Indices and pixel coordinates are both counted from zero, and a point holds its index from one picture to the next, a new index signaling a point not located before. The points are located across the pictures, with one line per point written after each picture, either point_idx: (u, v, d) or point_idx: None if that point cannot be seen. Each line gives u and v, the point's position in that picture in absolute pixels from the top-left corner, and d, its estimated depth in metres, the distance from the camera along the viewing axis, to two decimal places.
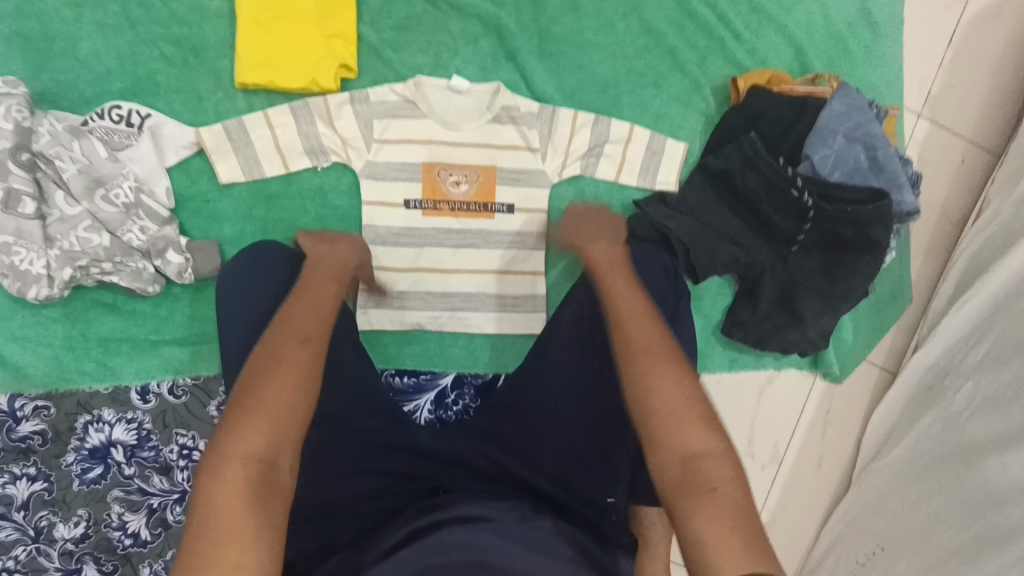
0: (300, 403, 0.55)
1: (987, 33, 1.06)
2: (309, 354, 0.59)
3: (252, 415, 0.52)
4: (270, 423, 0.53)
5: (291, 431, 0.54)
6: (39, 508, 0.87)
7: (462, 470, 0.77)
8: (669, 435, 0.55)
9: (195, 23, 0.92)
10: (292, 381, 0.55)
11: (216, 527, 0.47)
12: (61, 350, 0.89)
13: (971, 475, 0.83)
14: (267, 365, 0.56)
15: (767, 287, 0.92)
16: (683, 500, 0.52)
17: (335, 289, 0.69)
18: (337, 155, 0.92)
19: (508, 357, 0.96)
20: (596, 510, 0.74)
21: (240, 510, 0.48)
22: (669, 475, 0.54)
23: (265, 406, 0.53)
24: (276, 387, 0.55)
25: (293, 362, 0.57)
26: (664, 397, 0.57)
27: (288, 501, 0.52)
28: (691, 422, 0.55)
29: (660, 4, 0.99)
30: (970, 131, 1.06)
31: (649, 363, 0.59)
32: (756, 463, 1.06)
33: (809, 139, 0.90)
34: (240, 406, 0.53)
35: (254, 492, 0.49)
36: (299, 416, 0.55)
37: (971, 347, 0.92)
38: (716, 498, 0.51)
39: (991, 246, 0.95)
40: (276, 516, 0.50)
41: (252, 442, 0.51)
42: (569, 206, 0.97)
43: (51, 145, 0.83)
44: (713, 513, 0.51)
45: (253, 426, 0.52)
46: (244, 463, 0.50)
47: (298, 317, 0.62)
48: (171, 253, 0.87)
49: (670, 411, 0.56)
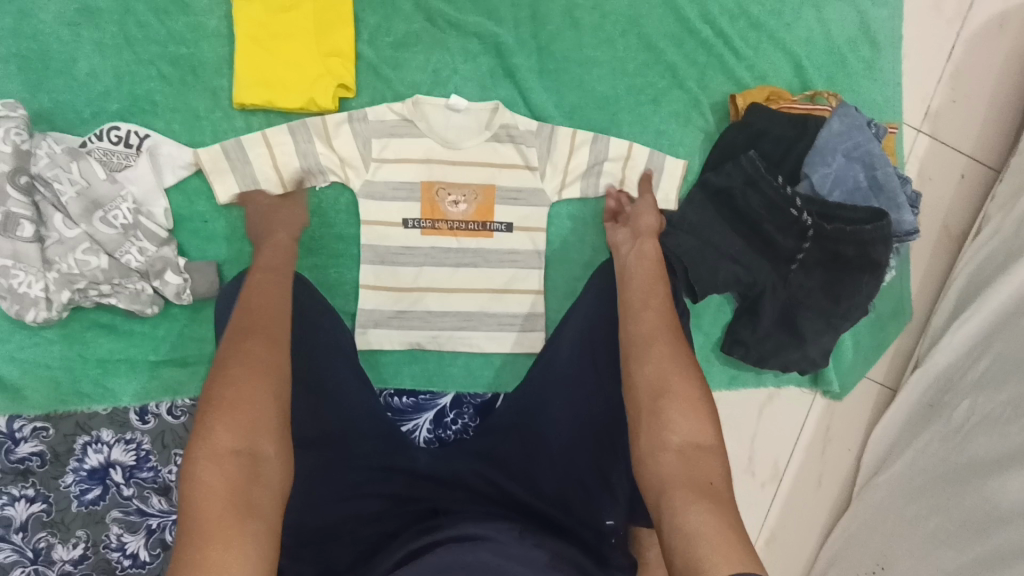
0: (268, 395, 0.60)
1: (987, 48, 1.06)
2: (273, 351, 0.64)
3: (227, 412, 0.57)
4: (245, 416, 0.58)
5: (266, 421, 0.59)
6: (38, 529, 0.87)
7: (460, 491, 0.77)
8: (676, 424, 0.62)
9: (194, 42, 0.93)
10: (261, 378, 0.60)
11: (207, 516, 0.52)
12: (59, 372, 0.89)
13: (970, 495, 0.83)
14: (233, 367, 0.61)
15: (767, 306, 0.92)
16: (684, 492, 0.58)
17: (288, 294, 0.73)
18: (303, 172, 0.90)
19: (507, 376, 0.96)
20: (594, 534, 0.74)
21: (224, 497, 0.53)
22: (668, 465, 0.60)
23: (237, 403, 0.58)
24: (247, 383, 0.60)
25: (261, 360, 0.62)
26: (678, 392, 0.64)
27: (274, 484, 0.57)
28: (693, 419, 0.63)
29: (658, 21, 0.99)
30: (970, 146, 1.06)
31: (665, 360, 0.67)
32: (756, 480, 1.06)
33: (809, 158, 0.90)
34: (212, 406, 0.57)
35: (236, 480, 0.54)
36: (271, 407, 0.60)
37: (969, 365, 0.92)
38: (712, 492, 0.58)
39: (991, 263, 0.95)
40: (260, 498, 0.55)
41: (230, 436, 0.56)
42: (567, 224, 0.97)
43: (49, 167, 0.83)
44: (706, 501, 0.56)
45: (228, 422, 0.57)
46: (225, 456, 0.55)
47: (261, 319, 0.66)
48: (169, 274, 0.87)
49: (678, 405, 0.63)
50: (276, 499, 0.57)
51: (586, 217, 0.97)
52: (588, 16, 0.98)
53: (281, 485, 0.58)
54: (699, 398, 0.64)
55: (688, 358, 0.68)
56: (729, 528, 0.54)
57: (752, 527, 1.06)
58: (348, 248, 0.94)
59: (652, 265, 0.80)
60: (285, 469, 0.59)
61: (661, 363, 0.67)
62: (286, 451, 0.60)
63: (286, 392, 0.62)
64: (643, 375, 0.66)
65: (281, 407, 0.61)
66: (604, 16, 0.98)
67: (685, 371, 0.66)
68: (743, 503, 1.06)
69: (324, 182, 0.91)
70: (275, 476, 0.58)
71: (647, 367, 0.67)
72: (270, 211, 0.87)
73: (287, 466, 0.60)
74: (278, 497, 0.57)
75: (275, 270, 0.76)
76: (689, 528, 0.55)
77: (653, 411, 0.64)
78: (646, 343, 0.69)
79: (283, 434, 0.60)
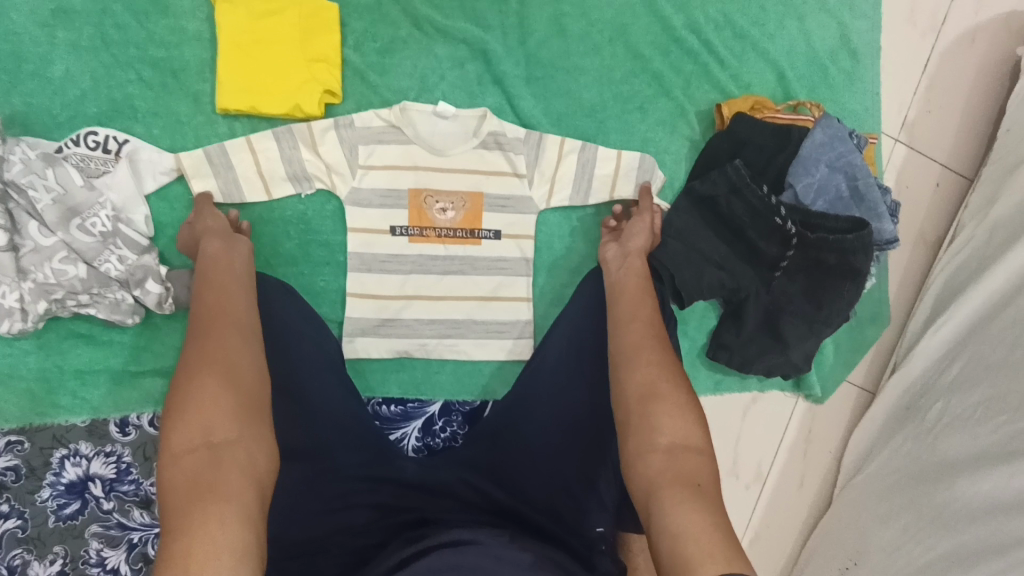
0: (217, 385, 0.58)
1: (960, 59, 1.09)
2: (219, 344, 0.62)
3: (179, 412, 0.56)
4: (197, 410, 0.56)
5: (220, 409, 0.56)
6: (13, 546, 0.84)
7: (450, 500, 0.76)
8: (663, 426, 0.63)
9: (175, 46, 0.91)
10: (208, 372, 0.59)
11: (174, 513, 0.50)
12: (35, 384, 0.87)
13: (941, 494, 0.85)
14: (190, 365, 0.59)
15: (751, 310, 0.93)
16: (670, 491, 0.58)
17: (247, 289, 0.71)
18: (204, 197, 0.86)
19: (496, 383, 0.96)
20: (584, 542, 0.74)
21: (184, 493, 0.51)
22: (653, 465, 0.61)
23: (186, 401, 0.56)
24: (194, 381, 0.58)
25: (208, 357, 0.60)
26: (665, 396, 0.65)
27: (243, 463, 0.54)
28: (679, 421, 0.63)
29: (644, 30, 0.99)
30: (944, 155, 1.09)
31: (651, 365, 0.68)
32: (740, 482, 1.08)
33: (793, 168, 0.92)
34: (167, 413, 0.56)
35: (196, 472, 0.53)
36: (223, 394, 0.57)
37: (943, 368, 0.94)
38: (699, 493, 0.57)
39: (965, 269, 0.98)
40: (226, 480, 0.52)
41: (183, 434, 0.55)
42: (555, 231, 0.97)
43: (23, 174, 0.81)
44: (695, 503, 0.56)
45: (180, 421, 0.55)
46: (183, 454, 0.54)
47: (209, 319, 0.65)
48: (150, 282, 0.84)
49: (666, 408, 0.64)
50: (250, 480, 0.54)
51: (573, 224, 0.98)
52: (574, 23, 0.98)
53: (255, 463, 0.55)
54: (685, 401, 0.65)
55: (673, 362, 0.69)
56: (715, 529, 0.54)
57: (736, 528, 1.08)
58: (334, 256, 0.93)
59: (643, 278, 0.80)
60: (257, 448, 0.57)
61: (649, 368, 0.67)
62: (254, 431, 0.57)
63: (238, 377, 0.60)
64: (632, 380, 0.67)
65: (236, 391, 0.58)
66: (591, 23, 0.99)
67: (672, 377, 0.67)
68: (727, 505, 1.08)
69: (311, 190, 0.91)
70: (246, 458, 0.55)
71: (638, 373, 0.67)
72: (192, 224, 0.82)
73: (258, 444, 0.57)
74: (252, 474, 0.54)
75: (232, 265, 0.74)
76: (675, 527, 0.55)
77: (642, 415, 0.64)
78: (634, 351, 0.69)
79: (245, 416, 0.58)
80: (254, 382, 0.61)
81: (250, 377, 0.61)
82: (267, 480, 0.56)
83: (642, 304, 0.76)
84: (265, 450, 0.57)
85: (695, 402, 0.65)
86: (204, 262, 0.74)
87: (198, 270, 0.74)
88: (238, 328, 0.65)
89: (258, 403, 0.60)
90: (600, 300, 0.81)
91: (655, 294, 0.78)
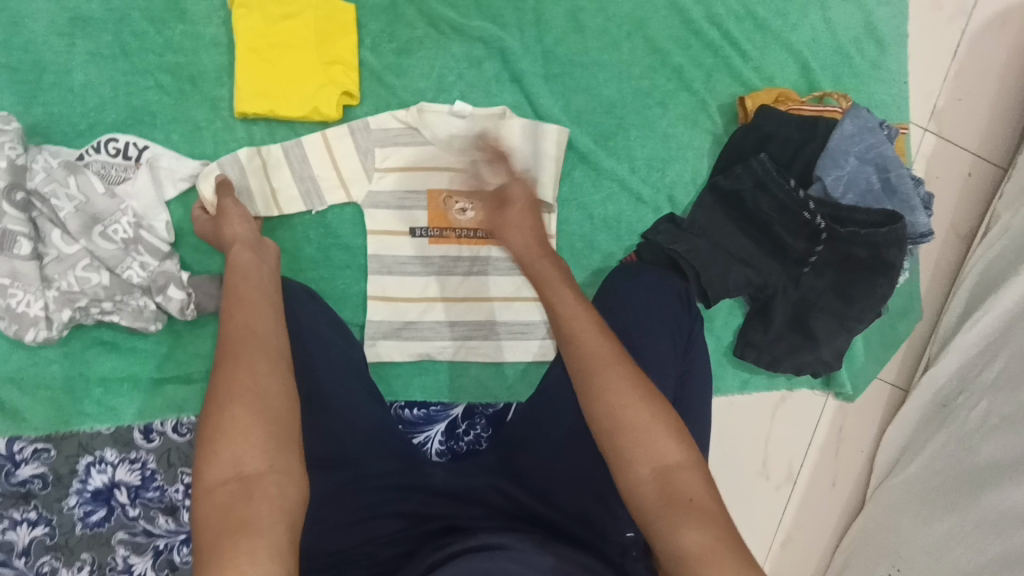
0: (246, 414, 0.53)
1: (991, 44, 1.06)
2: (247, 366, 0.56)
3: (210, 443, 0.52)
4: (229, 440, 0.52)
5: (251, 436, 0.52)
6: (41, 553, 0.84)
7: (477, 507, 0.70)
8: (638, 452, 0.52)
9: (192, 51, 0.91)
10: (236, 399, 0.53)
11: (206, 550, 0.47)
12: (60, 392, 0.87)
13: (988, 496, 0.82)
14: (221, 390, 0.54)
15: (778, 307, 0.91)
16: (661, 510, 0.50)
17: (274, 295, 0.65)
18: (205, 203, 0.83)
19: (518, 386, 0.94)
20: (619, 549, 0.67)
21: (216, 527, 0.48)
22: (647, 489, 0.51)
23: (219, 430, 0.52)
24: (224, 410, 0.53)
25: (238, 383, 0.55)
26: (633, 417, 0.54)
27: (273, 496, 0.50)
28: (657, 438, 0.53)
29: (663, 22, 0.98)
30: (976, 143, 1.06)
31: (614, 378, 0.55)
32: (771, 484, 1.05)
33: (821, 161, 0.90)
34: (200, 442, 0.52)
35: (228, 507, 0.49)
36: (255, 422, 0.53)
37: (983, 365, 0.91)
38: (693, 509, 0.50)
39: (1001, 261, 0.95)
40: (257, 517, 0.48)
41: (216, 466, 0.51)
42: (577, 230, 0.96)
43: (46, 183, 0.82)
44: (698, 522, 0.49)
45: (211, 453, 0.51)
46: (216, 488, 0.50)
47: (235, 338, 0.59)
48: (173, 289, 0.84)
49: (639, 431, 0.53)
50: (283, 513, 0.50)
51: (596, 222, 0.96)
52: (592, 17, 0.97)
53: (287, 494, 0.51)
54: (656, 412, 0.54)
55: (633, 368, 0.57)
56: (720, 547, 0.48)
57: (767, 532, 1.05)
58: (355, 258, 0.92)
59: (659, 279, 0.77)
60: (289, 479, 0.52)
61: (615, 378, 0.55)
62: (287, 459, 0.53)
63: (270, 403, 0.54)
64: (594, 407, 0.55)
65: (269, 417, 0.54)
66: (609, 18, 0.97)
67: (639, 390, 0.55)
68: (758, 508, 1.05)
69: (322, 206, 0.90)
70: (275, 489, 0.50)
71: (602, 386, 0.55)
72: (215, 220, 0.77)
73: (290, 473, 0.52)
74: (284, 507, 0.50)
75: (258, 275, 0.67)
76: (684, 549, 0.48)
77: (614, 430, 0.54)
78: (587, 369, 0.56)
79: (277, 444, 0.53)
80: (285, 406, 0.55)
81: (280, 400, 0.55)
82: (301, 511, 0.51)
83: (671, 305, 0.75)
84: (298, 481, 0.52)
85: (659, 400, 0.55)
86: (232, 273, 0.67)
87: (228, 281, 0.67)
88: (266, 348, 0.58)
89: (290, 426, 0.55)
90: (626, 294, 0.74)
91: (637, 323, 0.71)
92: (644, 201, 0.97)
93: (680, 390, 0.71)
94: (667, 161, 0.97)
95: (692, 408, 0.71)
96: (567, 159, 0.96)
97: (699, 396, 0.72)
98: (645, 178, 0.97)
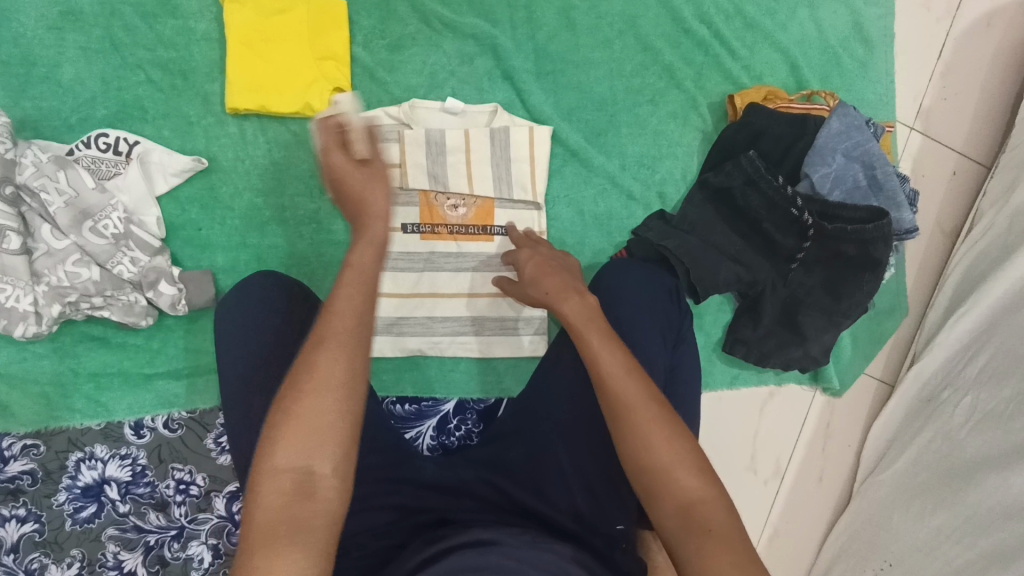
0: (334, 410, 0.50)
1: (976, 44, 1.07)
2: (349, 354, 0.52)
3: (290, 424, 0.49)
4: (307, 431, 0.49)
5: (331, 437, 0.49)
6: (30, 550, 0.84)
7: (468, 500, 0.71)
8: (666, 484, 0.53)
9: (183, 46, 0.90)
10: (329, 388, 0.50)
11: (260, 533, 0.46)
12: (49, 387, 0.86)
13: (973, 492, 0.84)
14: (314, 369, 0.50)
15: (767, 304, 0.92)
16: (683, 538, 0.51)
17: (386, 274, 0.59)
18: (341, 125, 0.68)
19: (508, 381, 0.94)
20: (606, 540, 0.68)
21: (275, 515, 0.46)
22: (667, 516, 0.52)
23: (299, 414, 0.49)
24: (308, 400, 0.49)
25: (324, 372, 0.50)
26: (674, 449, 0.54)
27: (333, 503, 0.48)
28: (684, 472, 0.53)
29: (655, 21, 0.98)
30: (962, 142, 1.08)
31: (647, 419, 0.55)
32: (759, 479, 1.06)
33: (808, 158, 0.91)
34: (277, 417, 0.49)
35: (292, 499, 0.47)
36: (338, 421, 0.50)
37: (967, 360, 0.92)
38: (712, 537, 0.50)
39: (985, 258, 0.96)
40: (316, 519, 0.47)
41: (290, 452, 0.48)
42: (567, 226, 0.96)
43: (35, 177, 0.81)
44: (717, 546, 0.49)
45: (288, 435, 0.48)
46: (282, 472, 0.48)
47: (340, 315, 0.54)
48: (163, 284, 0.85)
49: (664, 466, 0.54)
50: (334, 522, 0.48)
51: (586, 219, 0.97)
52: (585, 14, 0.97)
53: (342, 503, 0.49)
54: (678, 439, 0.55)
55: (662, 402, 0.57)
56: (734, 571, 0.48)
57: (755, 526, 1.06)
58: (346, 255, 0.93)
59: (643, 282, 0.77)
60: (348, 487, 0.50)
61: (620, 385, 0.57)
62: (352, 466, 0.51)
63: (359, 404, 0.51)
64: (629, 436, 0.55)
65: (349, 420, 0.51)
66: (600, 16, 0.98)
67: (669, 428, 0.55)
68: (747, 501, 1.06)
69: None
70: (336, 496, 0.49)
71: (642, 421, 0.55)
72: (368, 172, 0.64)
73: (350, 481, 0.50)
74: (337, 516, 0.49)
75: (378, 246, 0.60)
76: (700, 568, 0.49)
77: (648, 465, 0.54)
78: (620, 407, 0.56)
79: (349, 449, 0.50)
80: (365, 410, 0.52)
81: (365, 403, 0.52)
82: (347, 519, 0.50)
83: (660, 300, 0.75)
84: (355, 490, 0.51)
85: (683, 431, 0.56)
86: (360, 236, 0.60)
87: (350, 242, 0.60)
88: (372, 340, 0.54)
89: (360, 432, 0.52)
90: (620, 288, 0.75)
91: (629, 320, 0.72)
92: (634, 198, 0.97)
93: (668, 383, 0.72)
94: (657, 158, 0.98)
95: (682, 404, 0.72)
96: (557, 156, 0.96)
97: (686, 389, 0.73)
98: (636, 176, 0.98)
